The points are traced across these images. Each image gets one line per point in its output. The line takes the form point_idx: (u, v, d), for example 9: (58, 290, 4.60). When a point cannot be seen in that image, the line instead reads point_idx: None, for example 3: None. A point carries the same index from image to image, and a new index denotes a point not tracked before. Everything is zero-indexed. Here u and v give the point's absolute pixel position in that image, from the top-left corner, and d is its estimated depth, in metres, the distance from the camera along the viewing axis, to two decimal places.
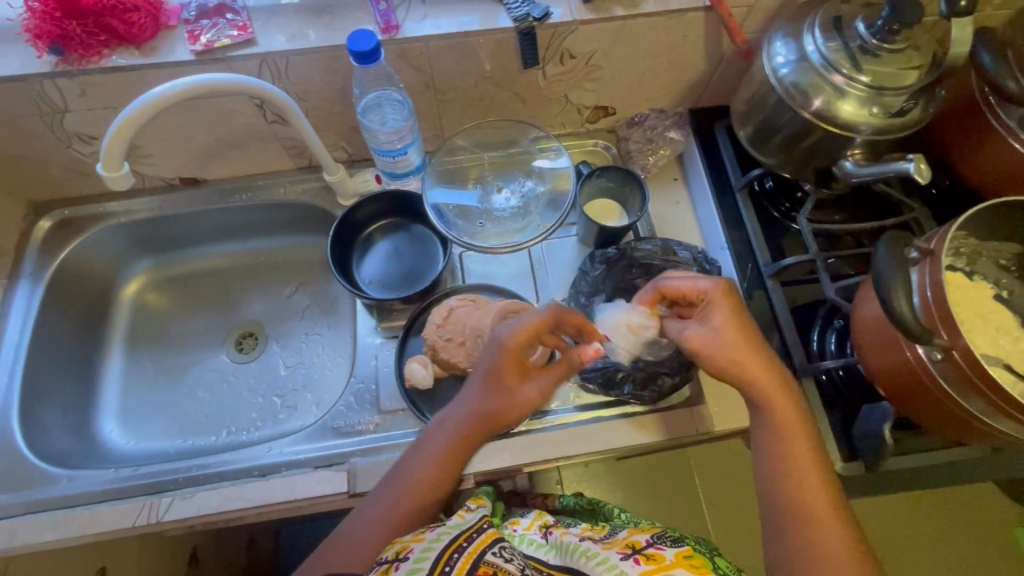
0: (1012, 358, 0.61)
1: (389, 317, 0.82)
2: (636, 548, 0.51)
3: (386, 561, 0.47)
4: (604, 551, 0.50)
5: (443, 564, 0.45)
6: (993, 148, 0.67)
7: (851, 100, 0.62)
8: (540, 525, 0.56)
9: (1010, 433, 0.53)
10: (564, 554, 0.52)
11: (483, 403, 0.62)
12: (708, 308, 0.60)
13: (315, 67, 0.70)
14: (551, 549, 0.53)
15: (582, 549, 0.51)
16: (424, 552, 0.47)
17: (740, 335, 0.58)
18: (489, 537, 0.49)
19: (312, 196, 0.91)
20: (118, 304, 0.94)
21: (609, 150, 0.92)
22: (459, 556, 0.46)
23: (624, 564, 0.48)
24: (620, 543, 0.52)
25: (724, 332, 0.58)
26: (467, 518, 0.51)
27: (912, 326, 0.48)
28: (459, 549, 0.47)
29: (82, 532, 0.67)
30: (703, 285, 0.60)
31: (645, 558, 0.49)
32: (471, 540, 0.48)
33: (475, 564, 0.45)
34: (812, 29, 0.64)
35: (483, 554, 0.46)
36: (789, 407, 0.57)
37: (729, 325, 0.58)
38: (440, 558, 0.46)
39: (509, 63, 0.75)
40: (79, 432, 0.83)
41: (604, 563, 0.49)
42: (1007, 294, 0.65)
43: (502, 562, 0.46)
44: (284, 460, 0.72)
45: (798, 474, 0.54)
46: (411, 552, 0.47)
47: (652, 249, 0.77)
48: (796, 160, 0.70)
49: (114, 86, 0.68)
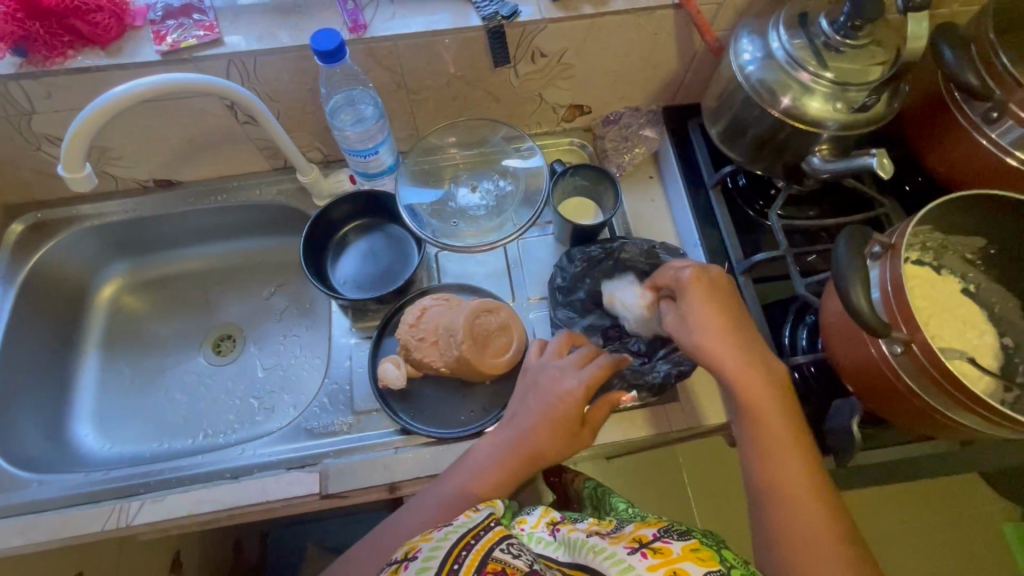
0: (978, 352, 0.61)
1: (364, 317, 0.81)
2: (643, 542, 0.46)
3: (395, 562, 0.45)
4: (612, 546, 0.46)
5: (451, 563, 0.42)
6: (959, 143, 0.68)
7: (817, 96, 0.63)
8: (547, 522, 0.52)
9: (973, 427, 0.53)
10: (573, 551, 0.48)
11: (522, 429, 0.62)
12: (683, 293, 0.59)
13: (284, 66, 0.70)
14: (559, 547, 0.49)
15: (591, 545, 0.47)
16: (431, 551, 0.44)
17: (714, 322, 0.57)
18: (496, 535, 0.45)
19: (288, 197, 0.90)
20: (95, 307, 0.94)
21: (585, 148, 0.92)
22: (466, 554, 0.43)
23: (632, 559, 0.44)
24: (626, 537, 0.47)
25: (698, 319, 0.57)
26: (474, 517, 0.47)
27: (870, 319, 0.48)
28: (467, 547, 0.44)
29: (51, 536, 0.66)
30: (678, 274, 0.60)
31: (653, 553, 0.45)
32: (478, 538, 0.45)
33: (483, 562, 0.42)
34: (777, 26, 0.65)
35: (491, 551, 0.43)
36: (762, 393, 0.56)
37: (702, 311, 0.57)
38: (448, 557, 0.43)
39: (480, 62, 0.75)
40: (53, 436, 0.83)
41: (615, 560, 0.45)
42: (973, 288, 0.66)
43: (510, 559, 0.43)
44: (256, 462, 0.72)
45: (776, 462, 0.54)
46: (419, 551, 0.45)
47: (636, 252, 0.75)
48: (765, 157, 0.71)
49: (80, 86, 0.68)
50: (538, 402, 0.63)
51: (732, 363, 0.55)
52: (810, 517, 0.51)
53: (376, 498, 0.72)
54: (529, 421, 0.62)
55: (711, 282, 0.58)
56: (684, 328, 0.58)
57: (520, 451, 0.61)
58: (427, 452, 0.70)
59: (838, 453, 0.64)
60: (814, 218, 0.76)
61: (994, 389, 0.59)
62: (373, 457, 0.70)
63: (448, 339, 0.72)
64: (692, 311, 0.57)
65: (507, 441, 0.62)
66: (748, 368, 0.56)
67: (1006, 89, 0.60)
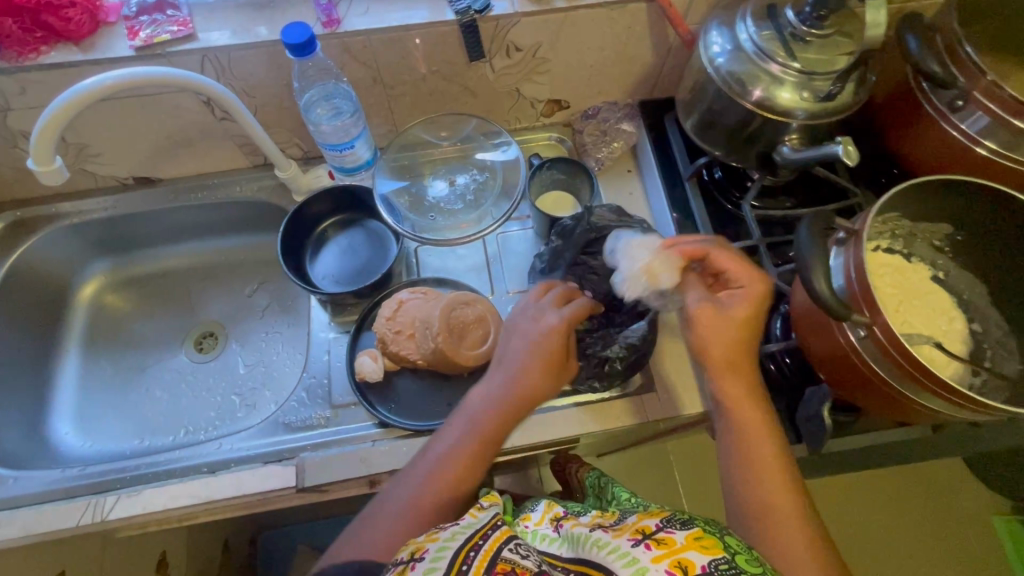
0: (946, 338, 0.62)
1: (343, 312, 0.82)
2: (647, 532, 0.44)
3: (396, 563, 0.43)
4: (615, 539, 0.44)
5: (460, 564, 0.41)
6: (927, 133, 0.68)
7: (787, 87, 0.63)
8: (550, 519, 0.52)
9: (941, 410, 0.53)
10: (576, 547, 0.47)
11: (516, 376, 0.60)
12: (739, 292, 0.57)
13: (258, 61, 0.70)
14: (563, 543, 0.48)
15: (594, 540, 0.46)
16: (438, 552, 0.42)
17: (740, 331, 0.56)
18: (504, 533, 0.45)
19: (267, 194, 0.90)
20: (76, 306, 0.94)
21: (564, 143, 0.92)
22: (476, 555, 0.42)
23: (636, 552, 0.42)
24: (630, 528, 0.45)
25: (734, 326, 0.56)
26: (480, 516, 0.47)
27: (833, 305, 0.49)
28: (475, 548, 0.42)
29: (26, 532, 0.66)
30: (747, 273, 0.57)
31: (657, 544, 0.43)
32: (486, 537, 0.44)
33: (493, 562, 0.42)
34: (744, 18, 0.65)
35: (499, 552, 0.43)
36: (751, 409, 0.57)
37: (744, 320, 0.56)
38: (455, 558, 0.42)
39: (455, 57, 0.75)
40: (31, 435, 0.82)
41: (620, 554, 0.42)
42: (942, 275, 0.67)
43: (520, 559, 0.42)
44: (233, 456, 0.72)
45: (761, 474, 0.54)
46: (424, 552, 0.43)
47: (607, 214, 0.73)
48: (738, 148, 0.71)
49: (55, 82, 0.68)
50: (523, 346, 0.61)
51: (726, 375, 0.57)
52: (794, 541, 0.50)
53: (355, 492, 0.72)
54: (518, 366, 0.60)
55: (763, 294, 0.57)
56: (713, 335, 0.57)
57: (509, 395, 0.60)
58: (404, 444, 0.70)
59: (811, 441, 0.64)
60: (790, 208, 0.77)
61: (962, 374, 0.60)
62: (351, 449, 0.70)
63: (424, 331, 0.72)
64: (733, 318, 0.56)
65: (494, 388, 0.60)
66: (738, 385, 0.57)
67: (970, 77, 0.61)
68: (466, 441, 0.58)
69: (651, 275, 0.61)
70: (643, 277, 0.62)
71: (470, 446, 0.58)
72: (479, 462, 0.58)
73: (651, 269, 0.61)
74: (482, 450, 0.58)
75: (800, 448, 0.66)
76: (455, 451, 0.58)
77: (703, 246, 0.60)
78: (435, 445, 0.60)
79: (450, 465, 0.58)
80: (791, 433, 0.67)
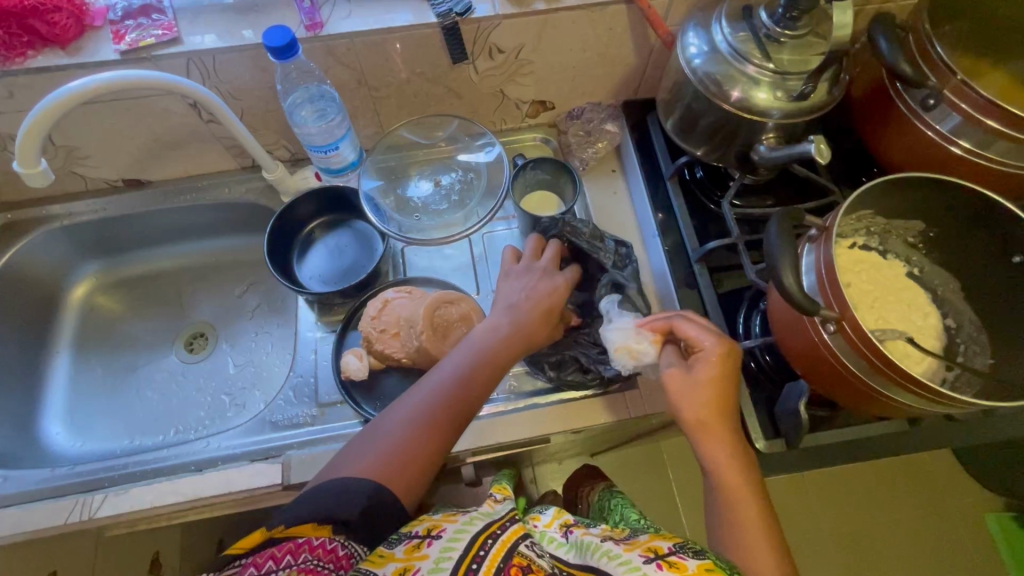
0: (921, 333, 0.63)
1: (330, 312, 0.83)
2: (658, 553, 0.47)
3: (416, 536, 0.49)
4: (626, 552, 0.48)
5: (477, 549, 0.46)
6: (902, 131, 0.69)
7: (762, 87, 0.64)
8: (560, 523, 0.55)
9: (913, 404, 0.54)
10: (582, 553, 0.50)
11: (520, 317, 0.66)
12: (699, 359, 0.58)
13: (243, 64, 0.71)
14: (570, 548, 0.51)
15: (604, 549, 0.49)
16: (458, 533, 0.48)
17: (713, 392, 0.57)
18: (519, 530, 0.51)
19: (256, 195, 0.91)
20: (67, 308, 0.95)
21: (549, 143, 0.94)
22: (493, 543, 0.47)
23: (646, 568, 0.45)
24: (642, 546, 0.49)
25: (703, 389, 0.57)
26: (497, 510, 0.53)
27: (799, 299, 0.50)
28: (493, 536, 0.48)
29: (14, 530, 0.67)
30: (706, 340, 0.58)
31: (668, 565, 0.45)
32: (504, 527, 0.50)
33: (510, 553, 0.47)
34: (719, 20, 0.67)
35: (517, 545, 0.48)
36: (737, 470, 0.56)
37: (713, 380, 0.57)
38: (473, 544, 0.47)
39: (439, 59, 0.76)
40: (22, 435, 0.83)
41: (626, 564, 0.46)
42: (918, 271, 0.67)
43: (535, 556, 0.48)
44: (220, 454, 0.73)
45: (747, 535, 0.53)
46: (444, 531, 0.49)
47: (583, 228, 0.74)
48: (716, 148, 0.72)
49: (43, 86, 0.69)
50: (525, 288, 0.69)
51: (714, 442, 0.57)
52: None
53: None
54: (521, 310, 0.67)
55: (726, 353, 0.58)
56: (688, 393, 0.58)
57: (512, 328, 0.65)
58: None
59: (789, 435, 0.65)
60: (770, 206, 0.78)
61: (935, 369, 0.61)
62: (337, 446, 0.71)
63: (409, 330, 0.73)
64: (696, 378, 0.57)
65: (499, 321, 0.66)
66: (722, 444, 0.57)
67: (941, 77, 0.62)
68: (468, 366, 0.62)
69: (633, 352, 0.64)
70: (625, 356, 0.64)
71: (473, 372, 0.62)
72: (477, 390, 0.62)
73: (632, 347, 0.64)
74: (481, 376, 0.62)
75: (779, 443, 0.66)
76: (458, 375, 0.62)
77: (669, 320, 0.62)
78: (439, 369, 0.63)
79: (451, 388, 0.61)
80: (771, 428, 0.67)
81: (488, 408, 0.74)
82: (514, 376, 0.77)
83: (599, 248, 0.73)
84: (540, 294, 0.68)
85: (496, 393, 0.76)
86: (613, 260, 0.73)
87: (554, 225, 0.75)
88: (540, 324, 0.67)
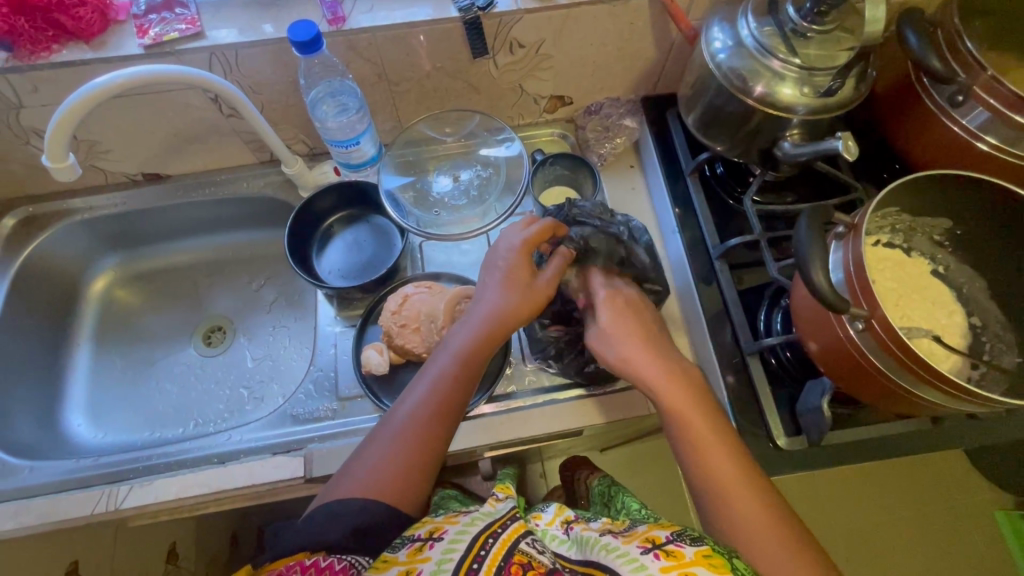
0: (946, 331, 0.63)
1: (349, 306, 0.83)
2: (656, 543, 0.47)
3: (419, 538, 0.50)
4: (624, 545, 0.48)
5: (478, 549, 0.47)
6: (929, 126, 0.68)
7: (787, 83, 0.64)
8: (561, 520, 0.55)
9: (940, 403, 0.54)
10: (583, 549, 0.50)
11: (498, 306, 0.62)
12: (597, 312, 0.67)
13: (265, 59, 0.71)
14: (572, 545, 0.52)
15: (603, 543, 0.49)
16: (458, 534, 0.49)
17: (631, 336, 0.64)
18: (522, 527, 0.50)
19: (274, 190, 0.92)
20: (88, 301, 0.95)
21: (567, 138, 0.93)
22: (493, 542, 0.48)
23: (644, 559, 0.46)
24: (639, 537, 0.49)
25: (614, 330, 0.64)
26: (499, 508, 0.53)
27: (830, 298, 0.50)
28: (493, 536, 0.49)
29: (42, 520, 0.68)
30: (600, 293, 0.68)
31: (665, 555, 0.46)
32: (505, 527, 0.50)
33: (510, 552, 0.47)
34: (746, 14, 0.66)
35: (516, 543, 0.48)
36: (705, 423, 0.58)
37: (618, 323, 0.65)
38: (473, 544, 0.48)
39: (459, 53, 0.76)
40: (46, 427, 0.84)
41: (625, 556, 0.47)
42: (943, 268, 0.67)
43: (536, 553, 0.48)
44: (242, 447, 0.74)
45: (727, 489, 0.53)
46: (445, 534, 0.49)
47: (590, 208, 0.73)
48: (740, 144, 0.72)
49: (67, 81, 0.70)
50: (494, 275, 0.65)
51: (653, 379, 0.61)
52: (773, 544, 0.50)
53: None
54: (495, 298, 0.63)
55: (624, 300, 0.67)
56: (602, 338, 0.64)
57: (492, 322, 0.62)
58: None
59: (811, 434, 0.65)
60: (791, 204, 0.77)
61: (961, 366, 0.61)
62: (357, 440, 0.72)
63: (430, 324, 0.74)
64: (603, 324, 0.65)
65: (476, 315, 0.63)
66: (681, 397, 0.59)
67: (970, 73, 0.61)
68: (450, 368, 0.61)
69: None
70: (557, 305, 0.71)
71: (463, 371, 0.61)
72: (463, 387, 0.61)
73: None
74: (471, 374, 0.61)
75: (799, 441, 0.66)
76: (441, 378, 0.60)
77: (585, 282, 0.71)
78: (424, 374, 0.61)
79: (444, 390, 0.60)
80: (791, 426, 0.67)
81: (509, 403, 0.74)
82: (533, 370, 0.77)
83: (613, 222, 0.72)
84: (513, 276, 0.64)
85: (516, 387, 0.76)
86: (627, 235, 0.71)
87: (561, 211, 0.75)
88: (519, 305, 0.63)
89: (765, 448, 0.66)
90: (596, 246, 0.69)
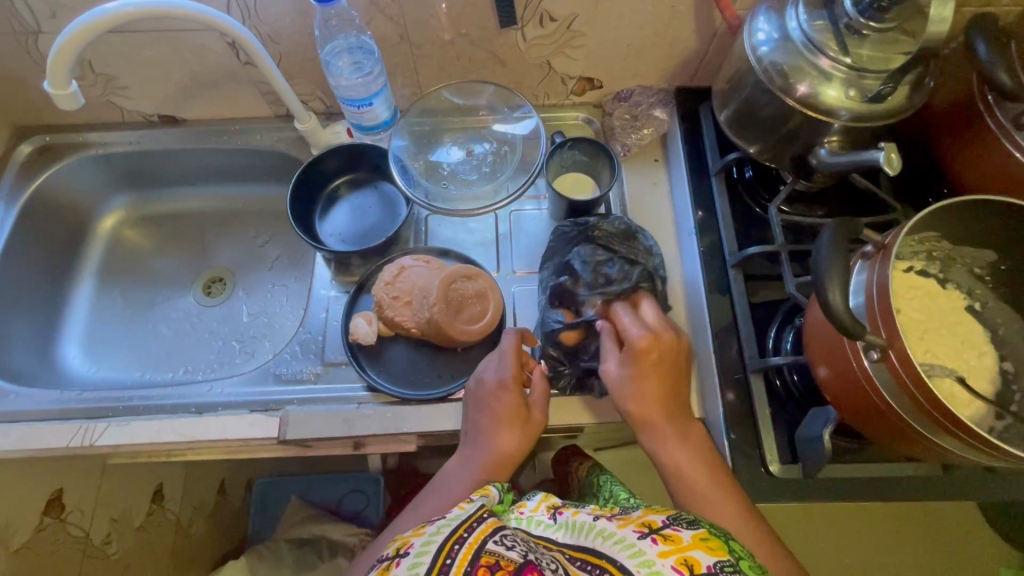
0: (973, 374, 0.57)
1: (346, 272, 0.81)
2: (652, 527, 0.44)
3: (386, 558, 0.43)
4: (620, 529, 0.44)
5: (444, 559, 0.41)
6: (988, 148, 0.62)
7: (835, 85, 0.59)
8: (548, 505, 0.50)
9: (953, 449, 0.50)
10: (576, 534, 0.46)
11: (489, 445, 0.60)
12: (630, 355, 0.60)
13: (286, 6, 0.69)
14: (560, 529, 0.47)
15: (598, 529, 0.45)
16: (424, 545, 0.42)
17: (660, 398, 0.59)
18: (489, 527, 0.44)
19: (287, 146, 0.90)
20: (96, 236, 0.96)
21: (592, 124, 0.89)
22: (460, 548, 0.41)
23: (642, 544, 0.42)
24: (635, 520, 0.45)
25: (642, 385, 0.58)
26: (468, 508, 0.47)
27: (846, 321, 0.46)
28: (460, 541, 0.42)
29: (20, 445, 0.68)
30: (634, 336, 0.61)
31: (663, 539, 0.43)
32: (471, 530, 0.43)
33: (477, 556, 0.41)
34: (797, 4, 0.60)
35: (484, 544, 0.42)
36: (698, 464, 0.56)
37: (648, 381, 0.59)
38: (440, 553, 0.41)
39: (486, 20, 0.72)
40: (42, 354, 0.85)
41: (621, 542, 0.43)
42: (979, 306, 0.61)
43: (504, 551, 0.42)
44: (222, 399, 0.73)
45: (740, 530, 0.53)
46: (411, 547, 0.43)
47: (613, 229, 0.73)
48: (774, 149, 0.66)
49: (83, 9, 0.69)
50: (479, 410, 0.63)
51: (662, 429, 0.58)
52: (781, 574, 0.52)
53: (338, 451, 0.72)
54: (479, 431, 0.62)
55: (662, 348, 0.60)
56: (625, 387, 0.59)
57: (489, 456, 0.60)
58: (388, 409, 0.69)
59: (807, 464, 0.60)
60: (820, 217, 0.72)
61: (984, 415, 0.55)
62: (335, 408, 0.70)
63: (422, 300, 0.71)
64: (624, 374, 0.60)
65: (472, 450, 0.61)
66: (676, 436, 0.58)
67: None
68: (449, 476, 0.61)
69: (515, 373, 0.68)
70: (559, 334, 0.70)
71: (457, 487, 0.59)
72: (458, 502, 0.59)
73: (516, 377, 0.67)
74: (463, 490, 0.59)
75: (793, 469, 0.62)
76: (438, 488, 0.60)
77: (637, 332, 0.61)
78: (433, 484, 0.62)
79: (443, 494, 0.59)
80: (787, 452, 0.63)
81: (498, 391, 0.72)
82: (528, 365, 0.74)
83: (631, 248, 0.72)
84: (501, 410, 0.62)
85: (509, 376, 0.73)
86: (646, 258, 0.72)
87: (577, 229, 0.75)
88: (504, 446, 0.60)
89: (756, 473, 0.62)
90: (600, 271, 0.70)
